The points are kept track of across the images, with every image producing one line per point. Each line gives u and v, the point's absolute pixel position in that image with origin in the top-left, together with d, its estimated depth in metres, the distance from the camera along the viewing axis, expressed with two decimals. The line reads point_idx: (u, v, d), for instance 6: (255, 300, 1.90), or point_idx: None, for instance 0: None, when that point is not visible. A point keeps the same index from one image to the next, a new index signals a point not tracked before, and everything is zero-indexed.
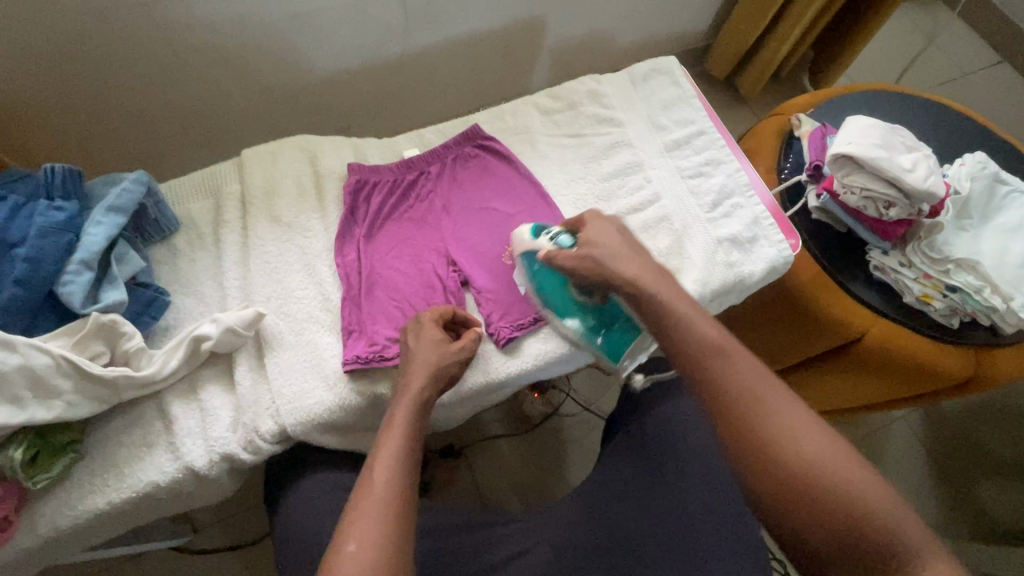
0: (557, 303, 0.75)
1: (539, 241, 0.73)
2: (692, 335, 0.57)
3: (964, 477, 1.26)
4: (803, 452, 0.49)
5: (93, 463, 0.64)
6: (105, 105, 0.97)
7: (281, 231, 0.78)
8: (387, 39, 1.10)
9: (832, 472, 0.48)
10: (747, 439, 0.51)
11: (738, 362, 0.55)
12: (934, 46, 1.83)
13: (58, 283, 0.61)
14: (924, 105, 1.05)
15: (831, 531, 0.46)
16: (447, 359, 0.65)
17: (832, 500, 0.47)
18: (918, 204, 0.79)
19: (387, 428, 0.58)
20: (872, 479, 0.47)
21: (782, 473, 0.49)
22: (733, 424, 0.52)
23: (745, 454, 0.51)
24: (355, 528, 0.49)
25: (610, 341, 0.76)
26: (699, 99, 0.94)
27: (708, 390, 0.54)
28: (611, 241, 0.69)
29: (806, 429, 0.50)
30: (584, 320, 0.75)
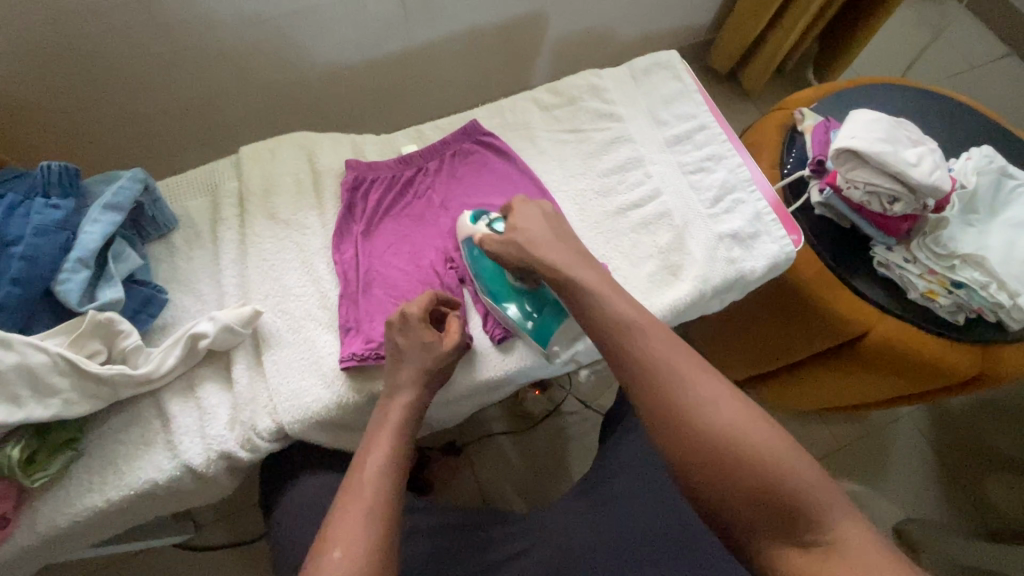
0: (491, 285, 0.74)
1: (477, 226, 0.74)
2: (615, 316, 0.56)
3: (970, 475, 1.25)
4: (717, 421, 0.48)
5: (91, 461, 0.64)
6: (104, 102, 0.96)
7: (279, 228, 0.78)
8: (386, 35, 1.10)
9: (743, 442, 0.46)
10: (663, 414, 0.50)
11: (654, 337, 0.54)
12: (942, 38, 1.81)
13: (54, 281, 0.61)
14: (930, 98, 1.03)
15: (744, 497, 0.45)
16: (436, 362, 0.64)
17: (743, 468, 0.45)
18: (923, 199, 0.78)
19: (376, 435, 0.58)
20: (782, 443, 0.46)
21: (697, 444, 0.48)
22: (647, 400, 0.51)
23: (662, 427, 0.50)
24: (339, 534, 0.48)
25: (541, 325, 0.73)
26: (700, 93, 0.93)
27: (625, 367, 0.53)
28: (543, 229, 0.68)
29: (722, 400, 0.49)
30: (516, 302, 0.73)
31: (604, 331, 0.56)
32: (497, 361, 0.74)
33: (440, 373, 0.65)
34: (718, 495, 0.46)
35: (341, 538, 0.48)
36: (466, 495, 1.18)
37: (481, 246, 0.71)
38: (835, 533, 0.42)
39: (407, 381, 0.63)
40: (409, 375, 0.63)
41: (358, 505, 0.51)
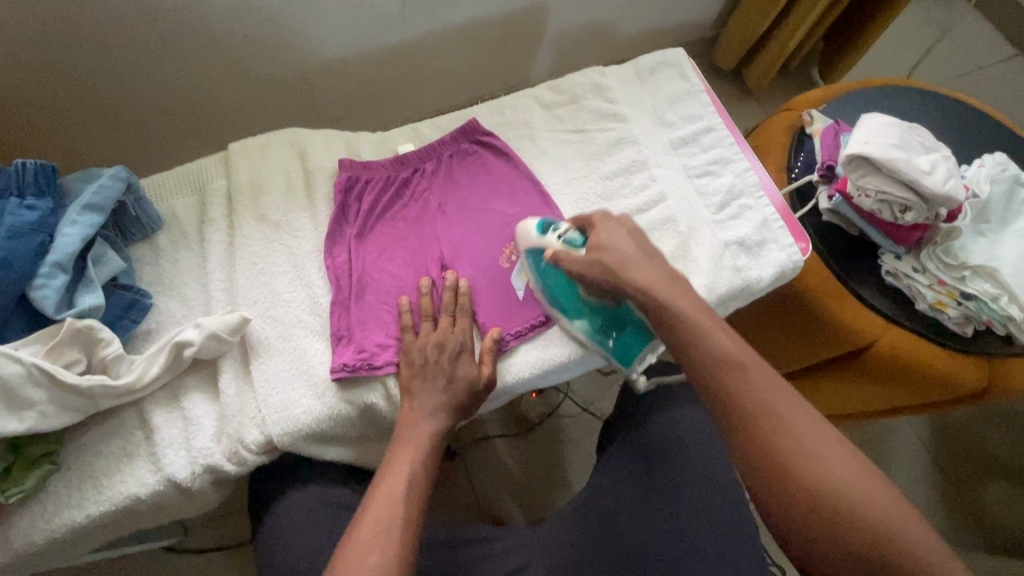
0: (568, 304, 0.72)
1: (546, 238, 0.70)
2: (711, 355, 0.57)
3: (968, 482, 1.24)
4: (830, 481, 0.49)
5: (70, 474, 0.61)
6: (87, 93, 0.93)
7: (269, 230, 0.75)
8: (382, 26, 1.06)
9: (855, 501, 0.47)
10: (768, 458, 0.51)
11: (758, 380, 0.54)
12: (948, 37, 1.78)
13: (29, 287, 0.58)
14: (941, 101, 1.01)
15: (851, 554, 0.46)
16: (465, 393, 0.65)
17: (852, 523, 0.47)
18: (936, 208, 0.76)
19: (400, 443, 0.60)
20: (899, 508, 0.47)
21: (802, 494, 0.49)
22: (751, 444, 0.52)
23: (768, 478, 0.51)
24: (372, 542, 0.51)
25: (621, 344, 0.74)
26: (707, 94, 0.90)
27: (723, 406, 0.54)
28: (627, 245, 0.67)
29: (832, 456, 0.50)
30: (596, 323, 0.72)
31: (702, 368, 0.57)
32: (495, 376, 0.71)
33: (467, 403, 0.66)
34: (823, 547, 0.48)
35: (375, 546, 0.50)
36: (461, 500, 1.16)
37: (555, 263, 0.69)
38: None
39: (432, 406, 0.63)
40: (435, 400, 0.63)
41: (385, 516, 0.53)
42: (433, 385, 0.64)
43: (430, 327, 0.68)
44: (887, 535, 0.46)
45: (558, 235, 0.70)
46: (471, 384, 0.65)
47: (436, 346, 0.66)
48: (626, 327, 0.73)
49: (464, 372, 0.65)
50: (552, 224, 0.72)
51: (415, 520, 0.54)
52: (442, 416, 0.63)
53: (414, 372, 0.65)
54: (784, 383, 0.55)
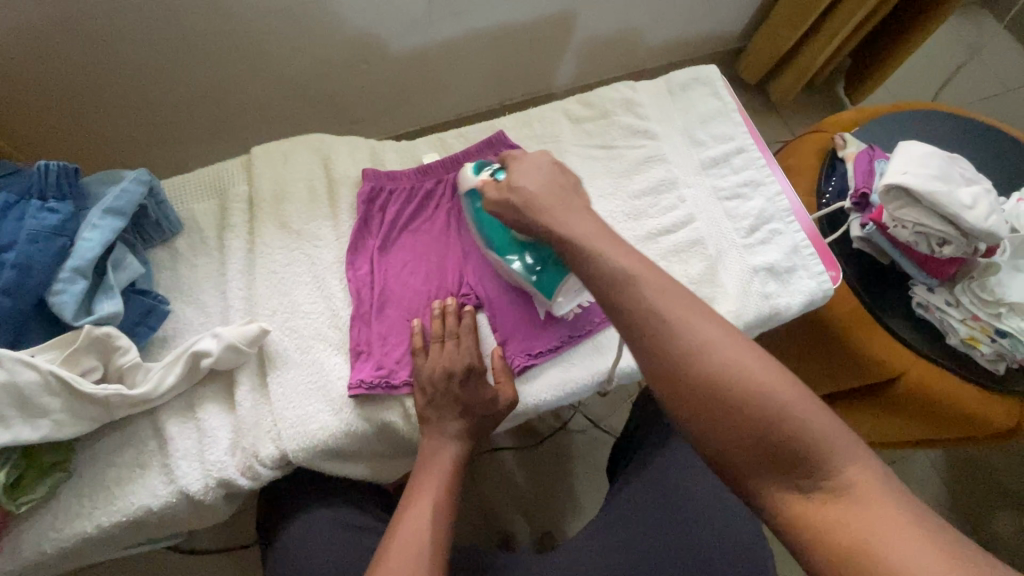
0: (495, 239, 0.70)
1: (478, 177, 0.70)
2: (610, 267, 0.52)
3: (985, 517, 1.22)
4: (716, 367, 0.45)
5: (81, 483, 0.60)
6: (107, 88, 0.91)
7: (290, 238, 0.74)
8: (408, 29, 1.04)
9: (745, 382, 0.44)
10: (666, 363, 0.47)
11: (646, 277, 0.51)
12: (978, 58, 1.75)
13: (48, 292, 0.57)
14: (979, 128, 0.98)
15: (742, 434, 0.44)
16: (482, 413, 0.66)
17: (746, 407, 0.44)
18: (975, 243, 0.74)
19: (422, 471, 0.61)
20: (783, 380, 0.44)
21: (694, 386, 0.45)
22: (642, 343, 0.48)
23: (656, 374, 0.47)
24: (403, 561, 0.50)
25: (546, 280, 0.68)
26: (739, 113, 0.88)
27: (615, 309, 0.50)
28: (536, 183, 0.63)
29: (720, 342, 0.46)
30: (521, 257, 0.68)
31: (598, 276, 0.53)
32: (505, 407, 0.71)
33: (486, 423, 0.67)
34: (719, 441, 0.44)
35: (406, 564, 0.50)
36: (467, 512, 1.14)
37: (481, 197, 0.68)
38: (845, 477, 0.41)
39: (453, 432, 0.64)
40: (453, 427, 0.64)
41: (415, 531, 0.53)
42: (447, 413, 0.64)
43: (440, 347, 0.67)
44: (785, 422, 0.43)
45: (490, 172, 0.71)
46: (486, 405, 0.66)
47: (444, 375, 0.64)
48: (551, 262, 0.68)
49: (481, 393, 0.66)
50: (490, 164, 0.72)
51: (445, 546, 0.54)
52: (460, 440, 0.65)
53: (428, 397, 0.65)
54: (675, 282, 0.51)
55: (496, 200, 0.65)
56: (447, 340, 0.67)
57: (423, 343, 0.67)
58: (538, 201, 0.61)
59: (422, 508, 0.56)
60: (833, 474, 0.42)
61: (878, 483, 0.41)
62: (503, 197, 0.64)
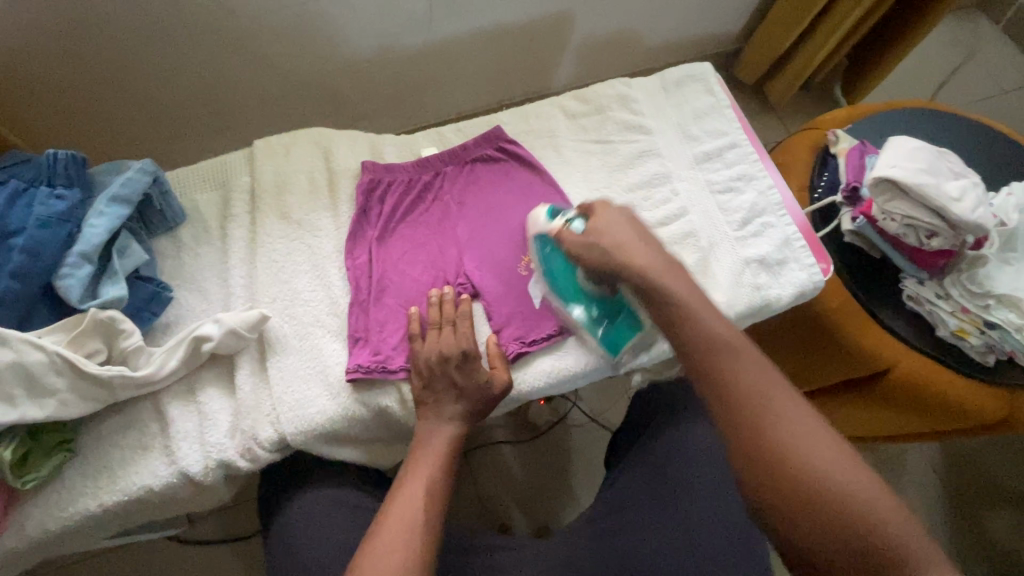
0: (564, 287, 0.71)
1: (553, 223, 0.70)
2: (708, 339, 0.56)
3: (980, 514, 1.22)
4: (816, 465, 0.48)
5: (85, 463, 0.62)
6: (114, 83, 0.93)
7: (291, 228, 0.75)
8: (409, 28, 1.06)
9: (842, 485, 0.47)
10: (762, 450, 0.50)
11: (749, 366, 0.54)
12: (975, 60, 1.77)
13: (55, 276, 0.59)
14: (970, 126, 1.00)
15: (835, 536, 0.46)
16: (480, 397, 0.65)
17: (842, 509, 0.46)
18: (962, 235, 0.75)
19: (421, 445, 0.61)
20: (879, 490, 0.47)
21: (786, 477, 0.48)
22: (741, 427, 0.51)
23: (752, 460, 0.50)
24: (393, 543, 0.52)
25: (611, 333, 0.71)
26: (732, 109, 0.90)
27: (714, 387, 0.54)
28: (626, 234, 0.65)
29: (820, 441, 0.50)
30: (590, 310, 0.71)
31: (692, 348, 0.56)
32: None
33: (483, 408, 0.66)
34: (809, 539, 0.47)
35: (396, 547, 0.51)
36: (464, 504, 1.16)
37: (559, 241, 0.68)
38: None
39: (451, 413, 0.64)
40: (450, 410, 0.64)
41: (408, 512, 0.54)
42: (442, 397, 0.65)
43: (436, 334, 0.67)
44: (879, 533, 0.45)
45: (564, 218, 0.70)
46: (481, 392, 0.65)
47: (440, 359, 0.65)
48: (619, 316, 0.71)
49: (476, 375, 0.65)
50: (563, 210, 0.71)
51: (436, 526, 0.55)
52: (460, 421, 0.64)
53: (424, 381, 0.65)
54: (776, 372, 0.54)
55: (583, 246, 0.66)
56: (443, 326, 0.68)
57: (420, 329, 0.69)
58: None
59: (418, 485, 0.57)
60: None
61: None
62: (589, 247, 0.66)
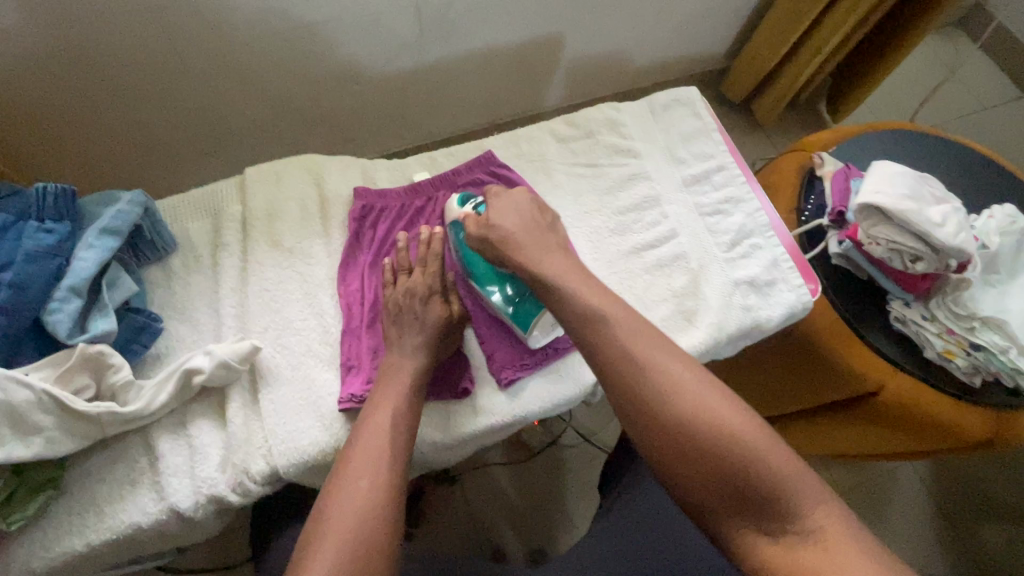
0: (474, 267, 0.73)
1: (463, 209, 0.75)
2: (585, 307, 0.58)
3: (972, 527, 1.23)
4: (690, 411, 0.50)
5: (72, 501, 0.61)
6: (104, 108, 0.93)
7: (282, 256, 0.75)
8: (400, 50, 1.07)
9: (714, 426, 0.49)
10: (639, 404, 0.52)
11: (623, 329, 0.55)
12: (955, 77, 1.81)
13: (44, 311, 0.58)
14: (951, 146, 1.02)
15: (712, 475, 0.48)
16: (440, 333, 0.68)
17: (714, 447, 0.48)
18: (946, 259, 0.76)
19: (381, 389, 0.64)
20: (752, 427, 0.49)
21: (666, 433, 0.50)
22: (623, 390, 0.53)
23: (632, 415, 0.52)
24: (362, 468, 0.55)
25: (521, 312, 0.71)
26: (719, 133, 0.91)
27: (597, 354, 0.55)
28: (517, 219, 0.68)
29: (694, 389, 0.51)
30: (500, 287, 0.71)
31: (574, 321, 0.58)
32: (463, 422, 0.70)
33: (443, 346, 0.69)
34: (693, 481, 0.49)
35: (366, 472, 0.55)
36: (458, 528, 1.15)
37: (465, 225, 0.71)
38: (809, 522, 0.45)
39: (413, 349, 0.67)
40: (415, 341, 0.67)
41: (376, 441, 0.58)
42: (408, 330, 0.68)
43: (406, 277, 0.72)
44: (753, 467, 0.47)
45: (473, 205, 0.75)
46: (445, 324, 0.69)
47: (407, 295, 0.69)
48: (527, 295, 0.71)
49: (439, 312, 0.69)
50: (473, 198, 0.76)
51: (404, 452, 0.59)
52: (421, 355, 0.66)
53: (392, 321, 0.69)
54: (649, 330, 0.55)
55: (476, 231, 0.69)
56: (413, 271, 0.72)
57: (392, 276, 0.73)
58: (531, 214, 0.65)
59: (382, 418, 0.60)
60: (798, 521, 0.45)
61: (844, 530, 0.44)
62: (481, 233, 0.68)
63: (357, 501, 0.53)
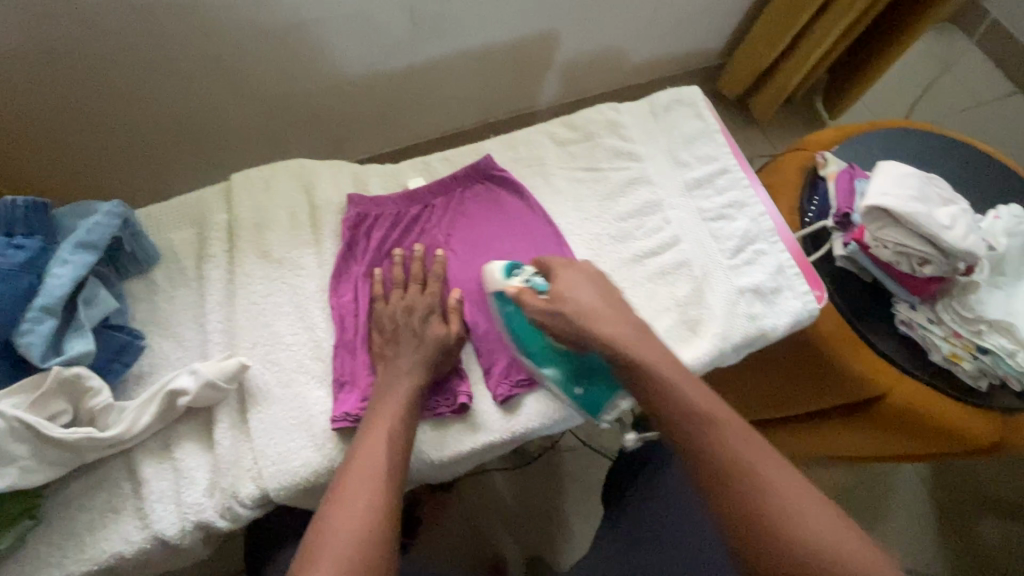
0: (535, 349, 0.69)
1: (511, 281, 0.69)
2: (685, 404, 0.57)
3: (971, 525, 1.23)
4: (803, 531, 0.49)
5: (51, 530, 0.58)
6: (84, 114, 0.89)
7: (271, 268, 0.72)
8: (392, 49, 1.04)
9: (830, 549, 0.48)
10: (750, 517, 0.51)
11: (731, 433, 0.55)
12: (950, 73, 1.80)
13: (15, 333, 0.55)
14: (954, 146, 1.00)
15: None
16: (437, 352, 0.66)
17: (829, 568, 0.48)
18: (955, 262, 0.74)
19: (379, 404, 0.61)
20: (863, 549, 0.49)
21: (781, 552, 0.49)
22: (733, 500, 0.52)
23: (740, 527, 0.51)
24: (360, 490, 0.52)
25: (588, 394, 0.70)
26: (722, 134, 0.89)
27: (705, 463, 0.54)
28: (591, 297, 0.65)
29: (807, 509, 0.51)
30: (563, 370, 0.69)
31: (679, 421, 0.57)
32: (463, 439, 0.67)
33: (440, 367, 0.66)
34: None
35: (363, 494, 0.52)
36: (455, 536, 1.12)
37: (523, 307, 0.67)
38: None
39: (409, 367, 0.64)
40: (410, 361, 0.64)
41: (372, 459, 0.55)
42: (405, 348, 0.65)
43: (400, 293, 0.70)
44: None
45: (523, 278, 0.69)
46: (442, 345, 0.66)
47: (404, 311, 0.67)
48: (594, 378, 0.70)
49: (435, 330, 0.67)
50: (519, 267, 0.71)
51: (400, 470, 0.56)
52: (416, 374, 0.63)
53: (386, 340, 0.67)
54: (754, 435, 0.56)
55: (545, 310, 0.65)
56: (408, 286, 0.71)
57: (383, 291, 0.71)
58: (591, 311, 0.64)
59: (379, 434, 0.58)
60: None
61: None
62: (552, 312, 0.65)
63: (353, 524, 0.50)
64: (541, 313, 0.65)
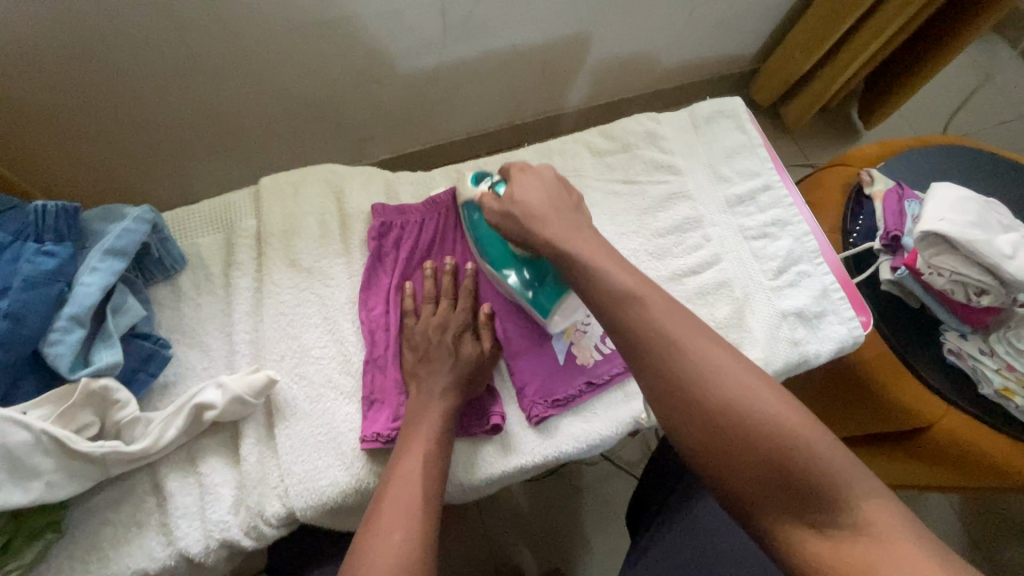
0: (490, 250, 0.69)
1: (477, 189, 0.68)
2: (606, 282, 0.52)
3: (1004, 556, 1.19)
4: (725, 393, 0.45)
5: (74, 543, 0.57)
6: (111, 108, 0.88)
7: (300, 278, 0.70)
8: (422, 48, 1.01)
9: (743, 407, 0.44)
10: (672, 389, 0.46)
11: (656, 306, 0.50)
12: (992, 83, 1.74)
13: (43, 342, 0.53)
14: (1006, 164, 0.96)
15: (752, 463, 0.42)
16: (470, 373, 0.64)
17: (747, 429, 0.43)
18: (1014, 292, 0.71)
19: (411, 425, 0.59)
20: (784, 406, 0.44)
21: (704, 417, 0.45)
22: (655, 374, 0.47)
23: (663, 401, 0.46)
24: (396, 521, 0.50)
25: (541, 298, 0.67)
26: (765, 148, 0.86)
27: (625, 338, 0.49)
28: (539, 197, 0.60)
29: (728, 373, 0.46)
30: (516, 271, 0.68)
31: (601, 301, 0.52)
32: (494, 461, 0.65)
33: (473, 387, 0.64)
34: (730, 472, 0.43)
35: (399, 524, 0.50)
36: (472, 548, 1.10)
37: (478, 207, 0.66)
38: (859, 514, 0.40)
39: (440, 389, 0.61)
40: (442, 381, 0.62)
41: (408, 488, 0.53)
42: (437, 368, 0.63)
43: (432, 308, 0.68)
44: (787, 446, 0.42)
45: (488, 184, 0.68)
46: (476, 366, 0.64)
47: (436, 327, 0.65)
48: (546, 279, 0.67)
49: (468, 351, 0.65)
50: (489, 176, 0.70)
51: (436, 498, 0.54)
52: (449, 397, 0.61)
53: (417, 357, 0.65)
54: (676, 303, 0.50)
55: (495, 212, 0.62)
56: (439, 301, 0.69)
57: (414, 305, 0.69)
58: (532, 207, 0.60)
59: (415, 457, 0.56)
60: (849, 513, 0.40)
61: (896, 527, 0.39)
62: (504, 214, 0.62)
63: (390, 557, 0.47)
64: (493, 213, 0.63)
